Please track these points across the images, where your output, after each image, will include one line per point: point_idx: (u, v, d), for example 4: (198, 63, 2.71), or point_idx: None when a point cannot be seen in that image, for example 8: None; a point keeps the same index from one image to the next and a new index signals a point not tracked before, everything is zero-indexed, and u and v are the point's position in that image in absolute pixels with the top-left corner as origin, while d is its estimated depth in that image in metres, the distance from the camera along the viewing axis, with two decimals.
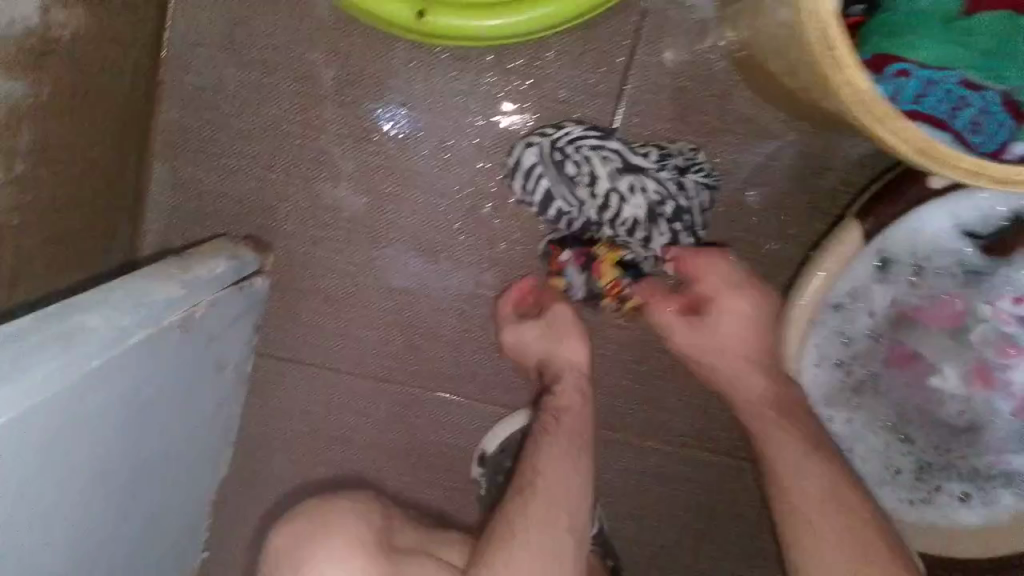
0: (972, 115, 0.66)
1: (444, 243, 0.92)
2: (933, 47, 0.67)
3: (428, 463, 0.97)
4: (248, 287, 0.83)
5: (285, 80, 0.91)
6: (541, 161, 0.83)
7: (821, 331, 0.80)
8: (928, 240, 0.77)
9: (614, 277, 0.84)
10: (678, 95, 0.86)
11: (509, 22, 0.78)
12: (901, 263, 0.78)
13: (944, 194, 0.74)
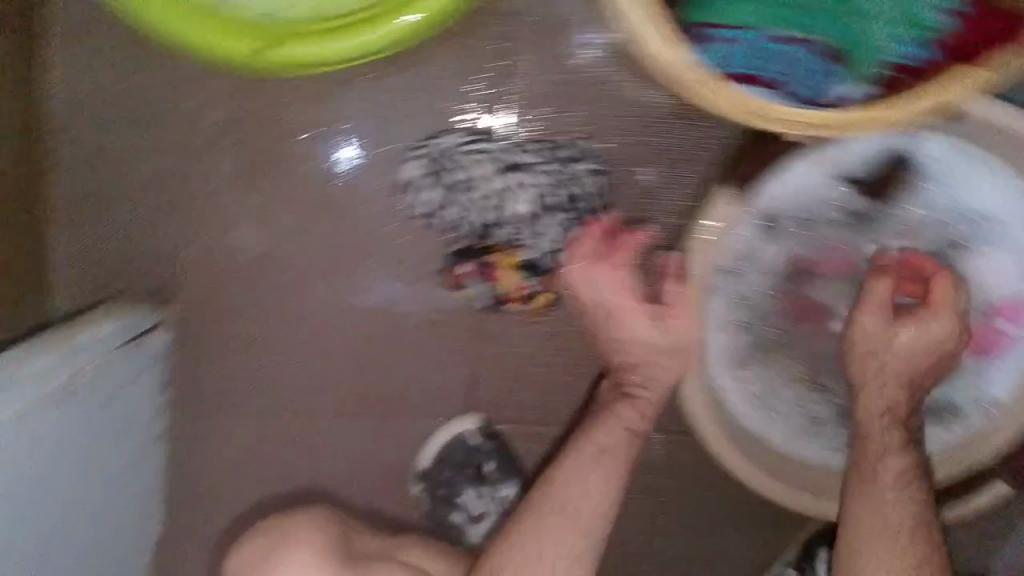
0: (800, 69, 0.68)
1: (355, 264, 0.91)
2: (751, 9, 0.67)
3: (378, 479, 0.96)
4: (144, 344, 0.80)
5: (173, 125, 0.87)
6: (422, 174, 0.87)
7: (721, 297, 0.82)
8: (812, 195, 0.78)
9: (516, 281, 0.87)
10: (565, 89, 0.86)
11: (363, 36, 0.70)
12: (789, 220, 0.79)
13: (820, 147, 0.75)
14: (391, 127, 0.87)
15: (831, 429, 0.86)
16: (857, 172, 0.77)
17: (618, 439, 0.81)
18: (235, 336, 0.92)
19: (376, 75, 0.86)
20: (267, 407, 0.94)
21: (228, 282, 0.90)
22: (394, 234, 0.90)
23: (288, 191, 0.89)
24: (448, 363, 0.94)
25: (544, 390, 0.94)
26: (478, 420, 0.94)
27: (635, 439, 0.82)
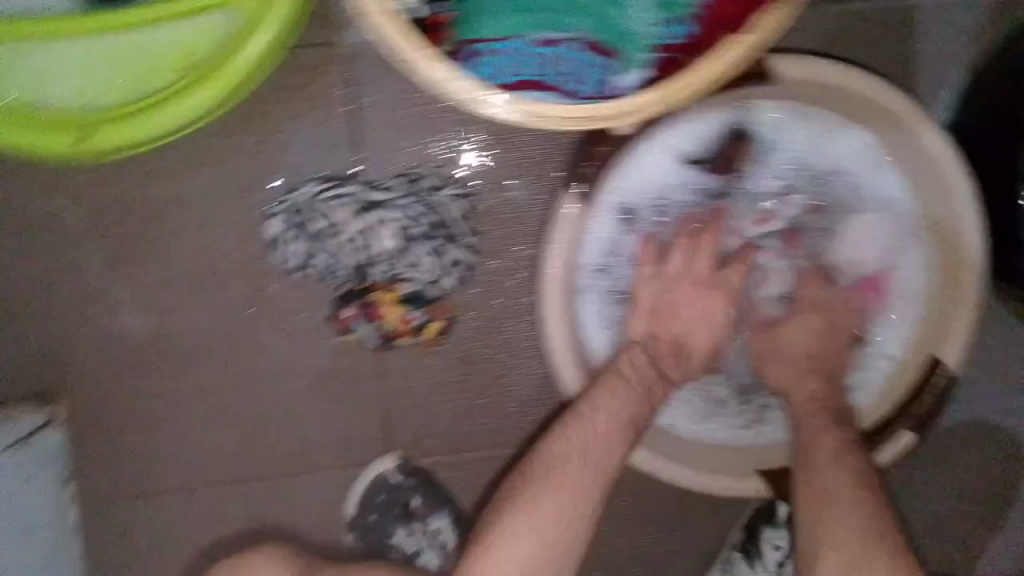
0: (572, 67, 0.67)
1: (241, 329, 0.90)
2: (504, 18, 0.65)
3: (310, 532, 0.95)
4: (34, 442, 0.84)
5: (30, 230, 0.86)
6: (287, 227, 0.87)
7: (592, 296, 0.85)
8: (657, 179, 0.83)
9: (400, 314, 0.88)
10: (412, 124, 0.86)
11: (197, 92, 0.69)
12: (641, 209, 0.83)
13: (652, 133, 0.80)
14: (252, 188, 0.87)
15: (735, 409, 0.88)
16: (695, 147, 0.82)
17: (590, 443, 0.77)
18: (142, 422, 0.91)
19: (225, 140, 0.86)
20: (187, 485, 0.93)
21: (123, 369, 0.90)
22: (277, 292, 0.89)
23: (165, 269, 0.89)
24: (359, 407, 0.94)
25: (459, 416, 0.95)
26: (397, 459, 0.94)
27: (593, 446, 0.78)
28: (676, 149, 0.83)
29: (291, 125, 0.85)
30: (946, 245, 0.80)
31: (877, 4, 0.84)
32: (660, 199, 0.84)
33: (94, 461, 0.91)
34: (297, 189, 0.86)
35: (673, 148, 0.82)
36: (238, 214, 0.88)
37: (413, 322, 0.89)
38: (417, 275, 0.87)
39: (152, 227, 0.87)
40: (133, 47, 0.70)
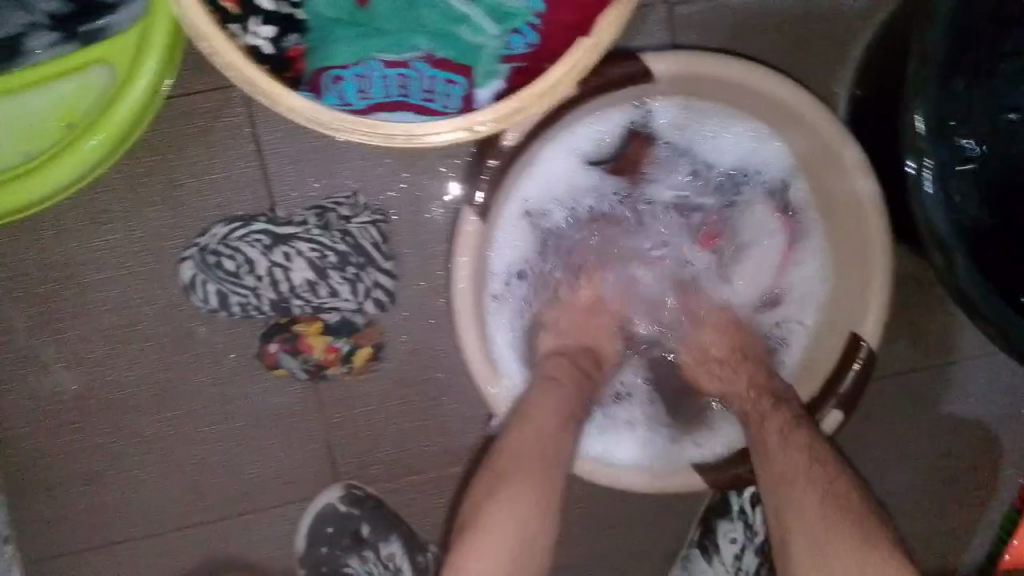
0: (439, 79, 0.59)
1: (173, 376, 0.91)
2: (350, 42, 0.59)
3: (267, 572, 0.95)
4: None
5: None
6: (200, 270, 0.87)
7: (509, 302, 0.87)
8: (562, 181, 0.86)
9: (325, 344, 0.89)
10: (317, 160, 0.88)
11: (76, 154, 0.70)
12: (549, 212, 0.87)
13: (555, 137, 0.83)
14: (167, 236, 0.88)
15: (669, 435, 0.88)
16: (598, 147, 0.85)
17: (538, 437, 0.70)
18: (84, 476, 0.92)
19: (133, 193, 0.87)
20: (136, 534, 0.94)
21: (60, 427, 0.91)
22: (204, 335, 0.90)
23: (89, 325, 0.89)
24: (298, 442, 0.94)
25: (401, 441, 0.94)
26: (342, 488, 0.94)
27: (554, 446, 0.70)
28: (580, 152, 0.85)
29: (197, 171, 0.87)
30: (848, 237, 0.82)
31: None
32: (566, 200, 0.87)
33: (41, 520, 0.93)
34: (206, 234, 0.87)
35: (578, 149, 0.85)
36: (156, 263, 0.88)
37: (339, 351, 0.89)
38: (336, 304, 0.89)
39: (71, 285, 0.88)
40: (13, 114, 0.71)
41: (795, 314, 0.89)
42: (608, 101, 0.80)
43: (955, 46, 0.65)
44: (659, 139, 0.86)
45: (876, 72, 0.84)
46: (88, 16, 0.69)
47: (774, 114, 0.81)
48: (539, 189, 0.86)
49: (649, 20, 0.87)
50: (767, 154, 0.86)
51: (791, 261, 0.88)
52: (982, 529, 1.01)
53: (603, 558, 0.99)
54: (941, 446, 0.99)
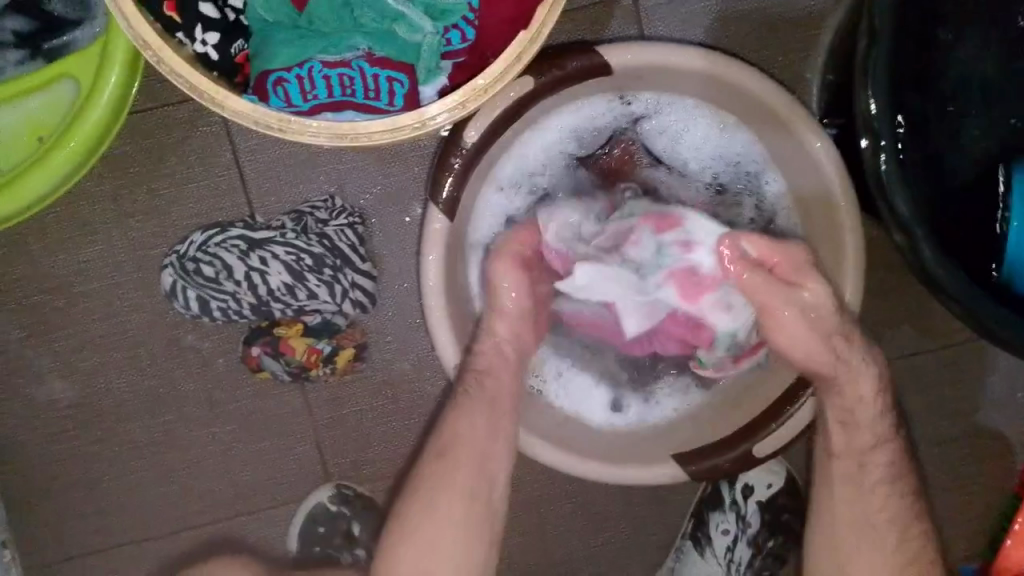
0: (382, 77, 0.60)
1: (162, 383, 0.93)
2: (288, 46, 0.60)
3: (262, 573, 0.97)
4: None
5: None
6: (179, 277, 0.87)
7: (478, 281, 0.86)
8: (539, 159, 0.86)
9: (306, 346, 0.88)
10: (293, 164, 0.89)
11: (52, 163, 0.75)
12: (525, 187, 0.86)
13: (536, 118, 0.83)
14: (150, 246, 0.90)
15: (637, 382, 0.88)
16: (582, 128, 0.85)
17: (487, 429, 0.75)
18: (80, 483, 0.95)
19: (115, 204, 0.89)
20: (133, 539, 0.96)
21: (55, 436, 0.94)
22: (191, 341, 0.92)
23: (78, 335, 0.92)
24: (287, 446, 0.95)
25: (388, 443, 0.95)
26: (332, 488, 0.94)
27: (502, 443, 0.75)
28: (561, 130, 0.85)
29: (175, 181, 0.89)
30: (824, 237, 0.80)
31: None
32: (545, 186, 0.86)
33: (41, 527, 0.95)
34: (185, 241, 0.88)
35: (557, 140, 0.85)
36: (141, 273, 0.91)
37: (321, 352, 0.89)
38: (317, 306, 0.87)
39: (59, 297, 0.91)
40: None
41: None
42: (579, 94, 0.81)
43: (901, 21, 0.63)
44: (639, 134, 0.86)
45: (839, 52, 0.83)
46: (52, 34, 0.75)
47: (749, 110, 0.80)
48: (518, 181, 0.86)
49: (614, 13, 0.87)
50: (748, 151, 0.85)
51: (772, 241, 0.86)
52: (988, 515, 0.98)
53: (596, 556, 0.98)
54: (936, 432, 0.97)
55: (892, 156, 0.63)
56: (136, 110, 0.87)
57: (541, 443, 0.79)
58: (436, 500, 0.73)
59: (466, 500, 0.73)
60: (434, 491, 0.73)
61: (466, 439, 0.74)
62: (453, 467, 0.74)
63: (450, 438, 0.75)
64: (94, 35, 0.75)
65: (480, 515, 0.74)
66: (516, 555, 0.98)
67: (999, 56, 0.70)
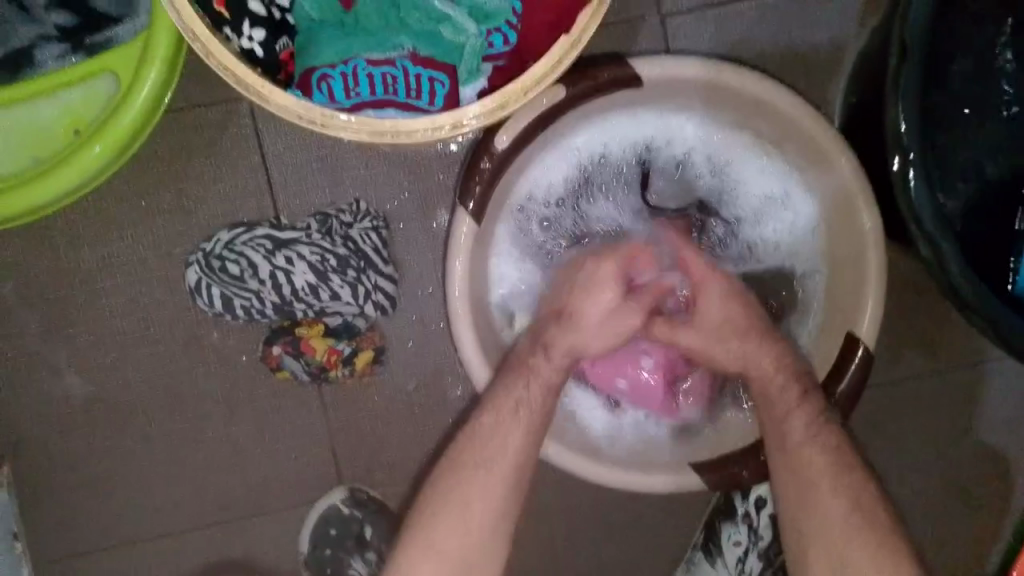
0: (426, 77, 0.62)
1: (179, 381, 0.93)
2: (333, 44, 0.61)
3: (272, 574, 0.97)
4: None
5: None
6: (204, 274, 0.88)
7: (506, 270, 0.87)
8: (577, 159, 0.86)
9: (327, 347, 0.89)
10: (319, 168, 0.90)
11: (86, 155, 0.76)
12: (562, 185, 0.87)
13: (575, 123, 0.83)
14: (174, 244, 0.91)
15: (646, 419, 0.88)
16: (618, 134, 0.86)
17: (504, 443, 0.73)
18: (92, 479, 0.95)
19: (141, 203, 0.90)
20: (141, 537, 0.96)
21: (69, 431, 0.94)
22: (210, 339, 0.93)
23: (98, 331, 0.92)
24: (301, 448, 0.95)
25: (403, 447, 0.96)
26: (345, 492, 0.95)
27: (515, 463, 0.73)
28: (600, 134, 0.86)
29: (202, 181, 0.90)
30: (847, 248, 0.81)
31: (741, 8, 0.89)
32: (581, 185, 0.87)
33: (51, 523, 0.95)
34: (211, 240, 0.89)
35: (590, 149, 0.86)
36: (164, 270, 0.91)
37: (341, 353, 0.89)
38: (338, 308, 0.88)
39: (81, 291, 0.91)
40: (26, 119, 0.77)
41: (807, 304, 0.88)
42: (614, 101, 0.82)
43: (930, 42, 0.65)
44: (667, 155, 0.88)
45: (862, 74, 0.85)
46: (94, 31, 0.77)
47: (776, 125, 0.81)
48: (555, 181, 0.87)
49: (640, 31, 0.88)
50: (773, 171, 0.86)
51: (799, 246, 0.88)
52: (996, 539, 0.99)
53: (604, 567, 0.98)
54: (946, 452, 0.98)
55: (920, 173, 0.64)
56: (169, 110, 0.89)
57: (563, 448, 0.79)
58: (468, 517, 0.71)
59: (480, 516, 0.71)
60: (455, 504, 0.71)
61: (507, 448, 0.73)
62: (473, 474, 0.72)
63: (492, 449, 0.73)
64: (135, 32, 0.77)
65: (493, 516, 0.72)
66: (528, 565, 0.98)
67: (1013, 87, 0.73)
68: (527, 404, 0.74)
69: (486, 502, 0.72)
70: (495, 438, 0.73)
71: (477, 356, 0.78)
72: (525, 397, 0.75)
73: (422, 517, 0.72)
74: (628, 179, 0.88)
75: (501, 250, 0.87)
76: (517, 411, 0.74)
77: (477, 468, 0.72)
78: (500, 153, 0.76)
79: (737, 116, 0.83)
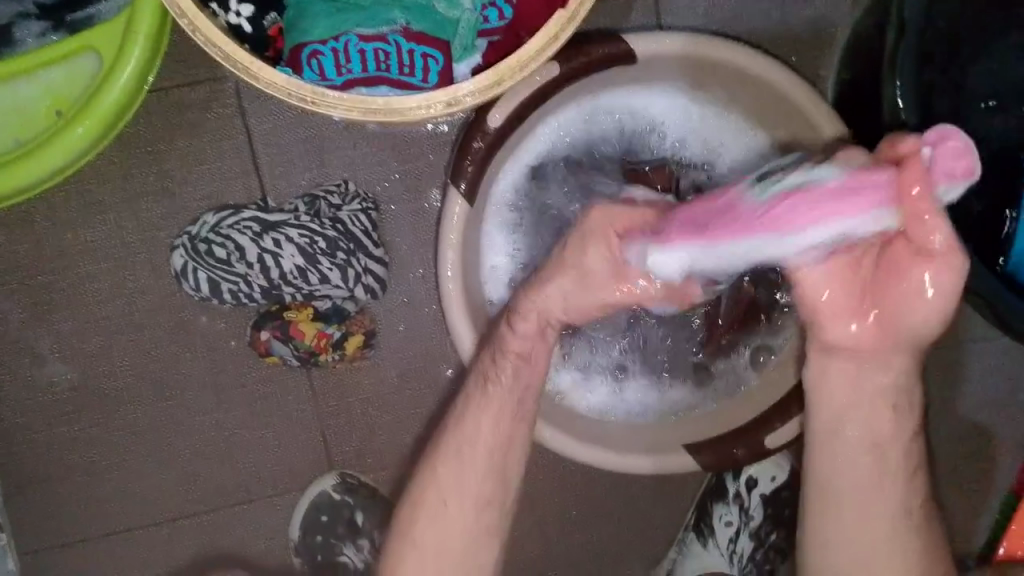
0: (420, 53, 0.60)
1: (166, 367, 0.92)
2: (325, 20, 0.60)
3: (263, 560, 0.96)
4: None
5: None
6: (190, 258, 0.86)
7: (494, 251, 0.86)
8: (570, 139, 0.85)
9: (316, 331, 0.87)
10: (308, 148, 0.89)
11: (69, 137, 0.74)
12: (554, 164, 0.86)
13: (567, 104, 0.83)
14: (159, 228, 0.89)
15: (637, 395, 0.88)
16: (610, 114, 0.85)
17: (486, 428, 0.68)
18: (79, 468, 0.93)
19: (125, 185, 0.88)
20: (131, 526, 0.95)
21: (53, 419, 0.92)
22: (198, 324, 0.91)
23: (82, 317, 0.90)
24: (291, 434, 0.94)
25: (394, 431, 0.95)
26: (336, 478, 0.94)
27: (496, 443, 0.69)
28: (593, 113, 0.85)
29: (187, 163, 0.88)
30: None
31: None
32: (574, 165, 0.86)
33: (37, 513, 0.93)
34: (196, 223, 0.87)
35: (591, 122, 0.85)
36: (149, 255, 0.90)
37: (331, 337, 0.88)
38: (327, 292, 0.87)
39: (64, 276, 0.89)
40: (6, 100, 0.75)
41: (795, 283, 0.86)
42: (612, 74, 0.81)
43: (928, 17, 0.64)
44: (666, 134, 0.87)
45: (855, 50, 0.84)
46: (74, 7, 0.75)
47: (768, 105, 0.80)
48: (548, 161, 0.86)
49: (632, 7, 0.87)
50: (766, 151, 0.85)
51: None
52: (984, 515, 1.00)
53: (598, 549, 0.98)
54: (935, 430, 0.98)
55: None
56: (151, 89, 0.87)
57: (555, 429, 0.78)
58: (443, 508, 0.68)
59: (468, 509, 0.68)
60: (444, 498, 0.68)
61: (477, 432, 0.68)
62: (459, 463, 0.68)
63: (462, 431, 0.69)
64: (118, 9, 0.75)
65: (480, 505, 0.69)
66: (521, 549, 0.97)
67: (1006, 63, 0.72)
68: (498, 383, 0.69)
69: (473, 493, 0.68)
70: (476, 422, 0.69)
71: (468, 335, 0.77)
72: (505, 381, 0.69)
73: (412, 513, 0.69)
74: (629, 158, 0.86)
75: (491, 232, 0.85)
76: (487, 394, 0.69)
77: (459, 456, 0.68)
78: (493, 132, 0.75)
79: (728, 94, 0.83)
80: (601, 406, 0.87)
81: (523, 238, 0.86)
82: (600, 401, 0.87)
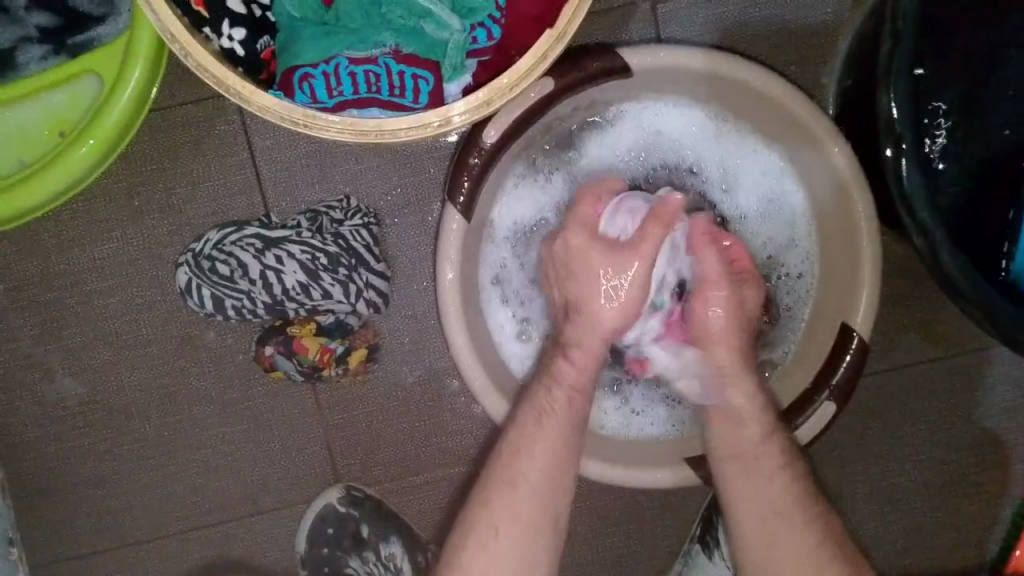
0: (411, 74, 0.61)
1: (173, 381, 0.93)
2: (315, 43, 0.61)
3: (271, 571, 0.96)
4: None
5: None
6: (194, 275, 0.87)
7: (490, 269, 0.86)
8: (575, 151, 0.86)
9: (319, 345, 0.88)
10: (311, 164, 0.89)
11: (69, 159, 0.75)
12: (557, 176, 0.86)
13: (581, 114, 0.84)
14: (165, 244, 0.90)
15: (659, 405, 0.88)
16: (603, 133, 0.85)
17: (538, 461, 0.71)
18: (89, 481, 0.94)
19: (130, 203, 0.89)
20: (141, 539, 0.96)
21: (63, 433, 0.93)
22: (204, 338, 0.92)
23: (92, 333, 0.92)
24: (297, 446, 0.95)
25: (399, 444, 0.95)
26: (343, 489, 0.94)
27: (541, 475, 0.71)
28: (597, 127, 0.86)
29: (191, 180, 0.89)
30: (841, 240, 0.80)
31: None
32: (574, 178, 0.86)
33: (49, 525, 0.95)
34: (200, 240, 0.88)
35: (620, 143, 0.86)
36: (155, 271, 0.91)
37: (334, 352, 0.88)
38: (331, 306, 0.87)
39: (73, 293, 0.91)
40: (12, 124, 0.77)
41: (798, 291, 0.87)
42: (614, 88, 0.81)
43: (922, 28, 0.63)
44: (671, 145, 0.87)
45: (856, 59, 0.83)
46: (76, 30, 0.75)
47: (771, 117, 0.80)
48: (553, 172, 0.86)
49: (631, 18, 0.87)
50: (770, 166, 0.86)
51: (791, 242, 0.87)
52: (996, 526, 0.99)
53: (604, 560, 0.98)
54: (945, 440, 0.97)
55: (913, 161, 0.63)
56: (155, 107, 0.88)
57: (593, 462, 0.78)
58: (484, 526, 0.70)
59: (518, 536, 0.70)
60: (493, 526, 0.70)
61: (526, 458, 0.71)
62: (509, 495, 0.70)
63: (513, 457, 0.71)
64: (118, 32, 0.76)
65: (532, 536, 0.70)
66: None
67: (1006, 72, 0.72)
68: (552, 415, 0.72)
69: (523, 523, 0.70)
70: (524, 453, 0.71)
71: (467, 352, 0.77)
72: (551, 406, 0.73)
73: (459, 538, 0.72)
74: (647, 176, 0.87)
75: (493, 249, 0.86)
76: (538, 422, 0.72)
77: (509, 486, 0.71)
78: (493, 146, 0.75)
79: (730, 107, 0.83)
80: (613, 412, 0.88)
81: (523, 274, 0.87)
82: (618, 412, 0.88)
